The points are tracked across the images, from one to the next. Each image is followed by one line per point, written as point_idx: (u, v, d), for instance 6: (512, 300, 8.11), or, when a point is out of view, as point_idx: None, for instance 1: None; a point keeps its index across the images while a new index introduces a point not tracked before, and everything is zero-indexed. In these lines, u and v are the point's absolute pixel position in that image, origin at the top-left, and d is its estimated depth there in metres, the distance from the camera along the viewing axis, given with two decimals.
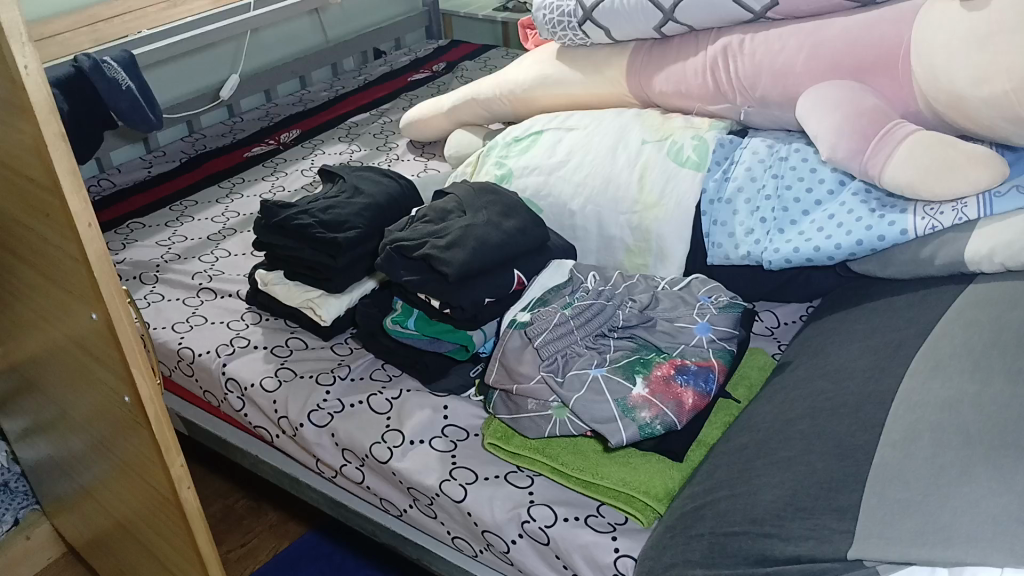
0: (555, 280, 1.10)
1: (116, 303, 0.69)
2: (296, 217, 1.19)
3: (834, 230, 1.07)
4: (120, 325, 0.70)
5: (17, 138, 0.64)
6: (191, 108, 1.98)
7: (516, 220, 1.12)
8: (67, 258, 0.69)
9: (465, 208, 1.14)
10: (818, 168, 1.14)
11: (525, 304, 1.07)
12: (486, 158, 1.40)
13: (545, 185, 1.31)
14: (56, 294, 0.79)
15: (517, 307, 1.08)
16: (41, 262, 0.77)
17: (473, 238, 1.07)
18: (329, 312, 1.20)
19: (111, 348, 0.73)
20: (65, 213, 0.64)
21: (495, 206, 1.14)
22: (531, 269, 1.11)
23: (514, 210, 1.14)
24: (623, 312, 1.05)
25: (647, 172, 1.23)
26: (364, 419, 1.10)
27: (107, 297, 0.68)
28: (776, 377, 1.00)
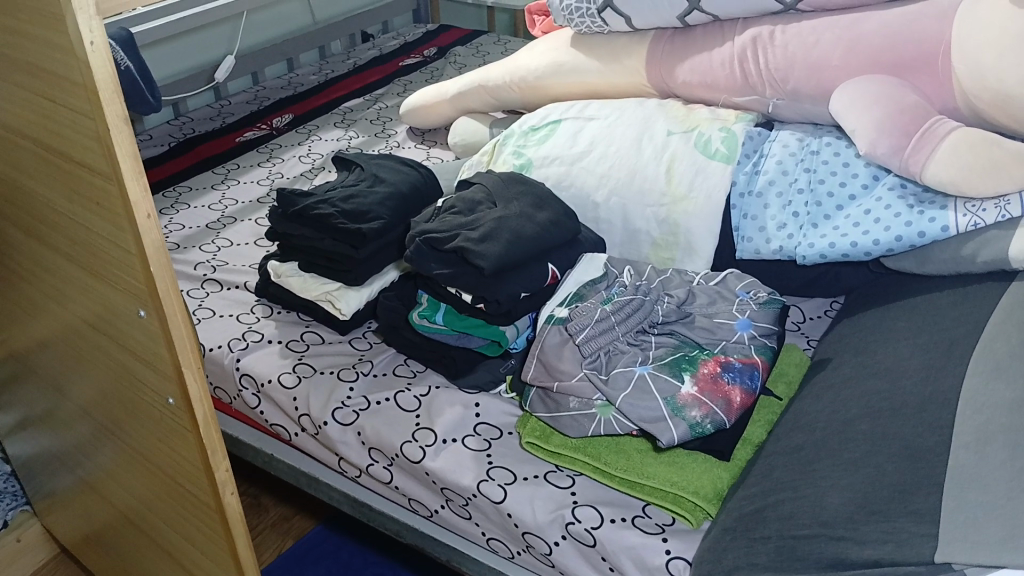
0: (590, 274, 1.06)
1: (171, 296, 0.64)
2: (315, 207, 1.15)
3: (871, 225, 1.06)
4: (173, 320, 0.66)
5: (71, 119, 0.59)
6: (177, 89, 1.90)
7: (549, 213, 1.08)
8: (117, 250, 0.65)
9: (495, 199, 1.10)
10: (851, 161, 1.13)
11: (562, 298, 1.04)
12: (503, 146, 1.36)
13: (567, 176, 1.28)
14: (92, 286, 0.74)
15: (554, 301, 1.04)
16: (78, 253, 0.72)
17: (508, 231, 1.04)
18: (349, 305, 1.16)
19: (159, 346, 0.69)
20: (124, 201, 0.59)
21: (527, 197, 1.10)
22: (564, 263, 1.08)
23: (546, 203, 1.10)
24: (662, 308, 1.03)
25: (675, 164, 1.21)
26: (392, 417, 1.06)
27: (161, 291, 0.64)
28: (818, 374, 0.99)
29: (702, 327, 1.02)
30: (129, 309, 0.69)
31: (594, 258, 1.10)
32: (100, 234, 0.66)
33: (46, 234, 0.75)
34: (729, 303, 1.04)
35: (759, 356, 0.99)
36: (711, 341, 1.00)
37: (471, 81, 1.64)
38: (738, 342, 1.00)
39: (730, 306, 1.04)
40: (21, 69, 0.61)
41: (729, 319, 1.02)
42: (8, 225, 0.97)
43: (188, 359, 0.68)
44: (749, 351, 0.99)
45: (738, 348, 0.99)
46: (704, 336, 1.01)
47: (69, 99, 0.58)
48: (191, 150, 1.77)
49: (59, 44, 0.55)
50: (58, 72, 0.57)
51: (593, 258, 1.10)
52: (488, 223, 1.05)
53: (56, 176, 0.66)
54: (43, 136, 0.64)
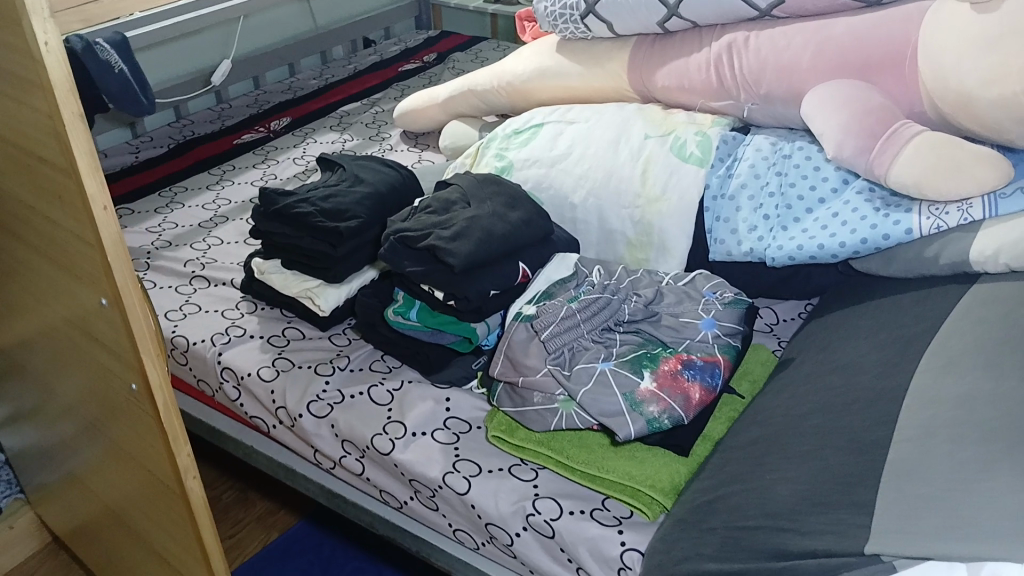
0: (560, 273, 1.09)
1: (130, 288, 0.67)
2: (296, 206, 1.18)
3: (838, 228, 1.08)
4: (132, 310, 0.68)
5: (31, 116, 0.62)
6: (178, 93, 1.95)
7: (522, 213, 1.11)
8: (78, 243, 0.67)
9: (469, 199, 1.13)
10: (822, 166, 1.14)
11: (531, 295, 1.06)
12: (486, 149, 1.39)
13: (546, 177, 1.30)
14: (62, 279, 0.76)
15: (524, 298, 1.06)
16: (48, 246, 0.74)
17: (479, 230, 1.06)
18: (328, 302, 1.20)
19: (120, 336, 0.71)
20: (80, 195, 0.62)
21: (500, 197, 1.13)
22: (536, 262, 1.11)
23: (520, 203, 1.13)
24: (629, 306, 1.05)
25: (651, 168, 1.23)
26: (365, 410, 1.09)
27: (119, 282, 0.66)
28: (780, 374, 1.01)
29: (668, 325, 1.04)
30: (93, 300, 0.72)
31: (566, 257, 1.13)
32: (64, 228, 0.69)
33: (20, 227, 0.78)
34: (695, 302, 1.06)
35: (722, 355, 1.01)
36: (675, 339, 1.02)
37: (461, 85, 1.67)
38: (700, 341, 1.02)
39: (695, 307, 1.06)
40: None
41: (695, 318, 1.04)
42: None
43: (147, 349, 0.71)
44: (711, 350, 1.01)
45: (701, 347, 1.01)
46: (669, 334, 1.03)
47: (30, 96, 0.61)
48: (189, 152, 1.81)
49: (18, 45, 0.58)
50: (19, 71, 0.60)
51: (564, 258, 1.12)
52: (460, 222, 1.08)
53: (24, 172, 0.69)
54: (10, 133, 0.67)
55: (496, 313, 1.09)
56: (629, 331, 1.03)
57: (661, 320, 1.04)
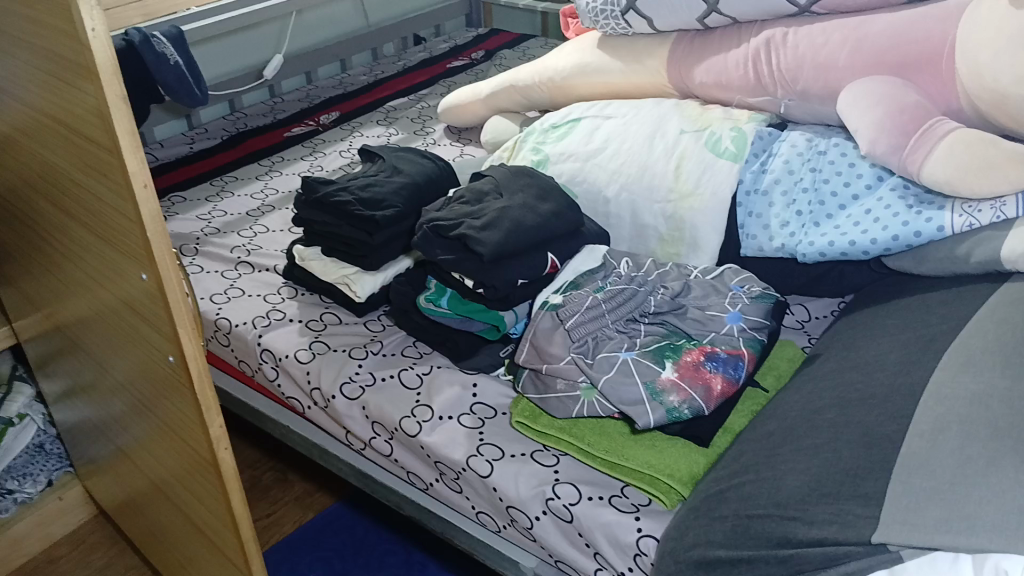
0: (588, 264, 1.10)
1: (167, 261, 0.72)
2: (335, 193, 1.22)
3: (870, 225, 1.07)
4: (169, 283, 0.73)
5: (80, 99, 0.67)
6: (233, 87, 2.01)
7: (552, 205, 1.13)
8: (121, 219, 0.72)
9: (502, 191, 1.15)
10: (857, 163, 1.14)
11: (558, 285, 1.08)
12: (524, 143, 1.41)
13: (581, 171, 1.32)
14: (107, 255, 0.82)
15: (551, 288, 1.08)
16: (95, 224, 0.80)
17: (509, 220, 1.08)
18: (363, 288, 1.23)
19: (158, 308, 0.76)
20: (123, 173, 0.67)
21: (531, 189, 1.15)
22: (565, 253, 1.12)
23: (551, 195, 1.15)
24: (655, 298, 1.06)
25: (684, 163, 1.24)
26: (395, 393, 1.12)
27: (157, 255, 0.71)
28: (805, 369, 1.01)
29: (693, 318, 1.04)
30: (135, 274, 0.76)
31: (595, 249, 1.14)
32: (109, 206, 0.73)
33: (71, 207, 0.84)
34: (722, 296, 1.07)
35: (746, 348, 1.01)
36: (699, 331, 1.03)
37: (503, 81, 1.69)
38: (725, 334, 1.02)
39: (721, 301, 1.06)
40: (41, 55, 0.69)
41: (720, 311, 1.05)
42: (50, 207, 1.07)
43: (182, 321, 0.75)
44: (735, 343, 1.01)
45: (725, 340, 1.02)
46: (694, 327, 1.03)
47: (79, 81, 0.65)
48: (241, 143, 1.87)
49: (68, 31, 0.63)
50: (69, 57, 0.65)
51: (594, 250, 1.14)
52: (491, 213, 1.10)
53: (74, 153, 0.74)
54: (62, 115, 0.72)
55: (525, 302, 1.11)
56: (654, 323, 1.04)
57: (687, 313, 1.05)
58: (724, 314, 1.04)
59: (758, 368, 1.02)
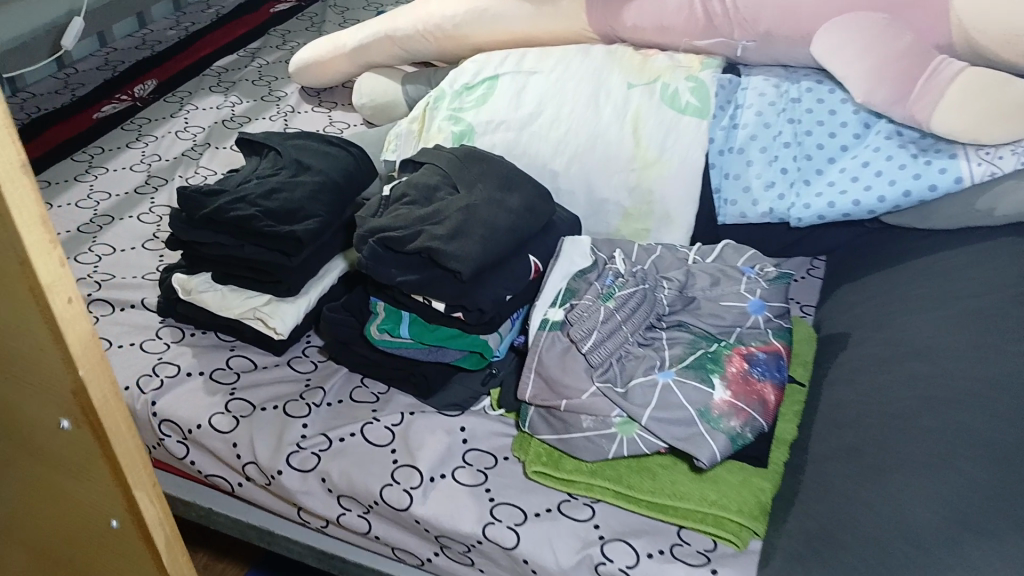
0: (577, 263, 0.92)
1: (105, 396, 0.49)
2: (229, 206, 0.94)
3: (871, 180, 0.96)
4: (111, 425, 0.51)
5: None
6: (9, 61, 1.57)
7: (521, 196, 0.93)
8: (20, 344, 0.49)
9: (454, 184, 0.94)
10: (838, 109, 1.02)
11: (552, 296, 0.89)
12: (435, 110, 1.18)
13: (517, 144, 1.12)
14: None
15: (544, 300, 0.89)
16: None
17: (481, 224, 0.88)
18: (284, 322, 0.97)
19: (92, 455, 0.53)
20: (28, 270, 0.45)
21: (488, 178, 0.94)
22: (545, 253, 0.93)
23: (514, 183, 0.94)
24: (665, 296, 0.90)
25: (642, 126, 1.08)
26: (362, 456, 0.89)
27: (89, 391, 0.49)
28: (839, 354, 0.90)
29: (712, 313, 0.90)
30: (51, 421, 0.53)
31: (576, 239, 0.96)
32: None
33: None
34: (734, 282, 0.92)
35: (779, 341, 0.88)
36: (724, 331, 0.89)
37: (376, 31, 1.42)
38: (752, 331, 0.89)
39: (736, 287, 0.92)
40: None
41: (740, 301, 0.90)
42: None
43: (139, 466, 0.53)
44: (766, 338, 0.88)
45: (753, 335, 0.89)
46: (715, 325, 0.89)
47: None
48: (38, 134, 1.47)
49: None
50: None
51: (574, 243, 0.94)
52: (455, 215, 0.89)
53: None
54: None
55: (509, 319, 0.91)
56: (673, 328, 0.88)
57: (702, 307, 0.90)
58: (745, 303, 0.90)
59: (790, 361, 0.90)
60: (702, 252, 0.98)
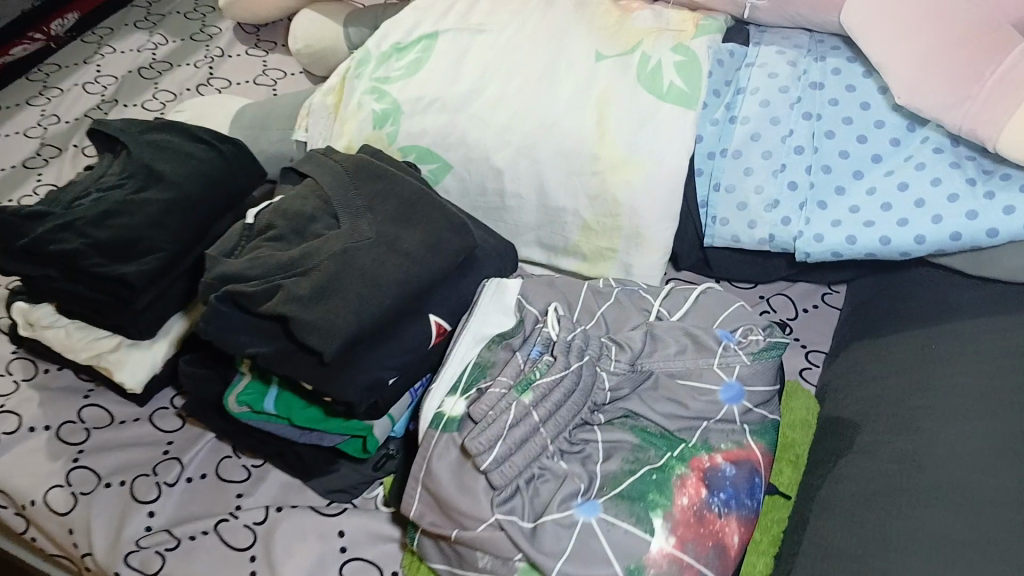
0: (497, 324, 0.69)
1: None
2: (52, 236, 0.72)
3: (908, 211, 0.70)
4: None
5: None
6: None
7: (426, 230, 0.68)
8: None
9: (336, 217, 0.69)
10: (871, 102, 0.75)
11: (455, 376, 0.66)
12: (357, 79, 0.93)
13: (452, 129, 0.86)
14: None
15: (444, 379, 0.66)
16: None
17: (357, 278, 0.64)
18: (133, 376, 0.77)
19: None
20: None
21: (382, 207, 0.70)
22: (454, 305, 0.70)
23: (419, 212, 0.70)
24: (608, 373, 0.67)
25: (611, 112, 0.81)
26: (217, 563, 0.69)
27: None
28: (839, 461, 0.67)
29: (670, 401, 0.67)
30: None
31: (502, 284, 0.72)
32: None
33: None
34: (707, 353, 0.68)
35: (756, 443, 0.66)
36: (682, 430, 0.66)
37: None
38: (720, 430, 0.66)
39: (708, 360, 0.68)
40: None
41: (710, 381, 0.67)
42: None
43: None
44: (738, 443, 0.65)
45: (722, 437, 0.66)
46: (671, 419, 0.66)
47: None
48: None
49: None
50: None
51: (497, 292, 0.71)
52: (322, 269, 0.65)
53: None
54: None
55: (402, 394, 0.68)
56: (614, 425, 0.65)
57: (659, 391, 0.68)
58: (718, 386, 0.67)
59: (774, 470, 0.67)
60: (672, 302, 0.73)
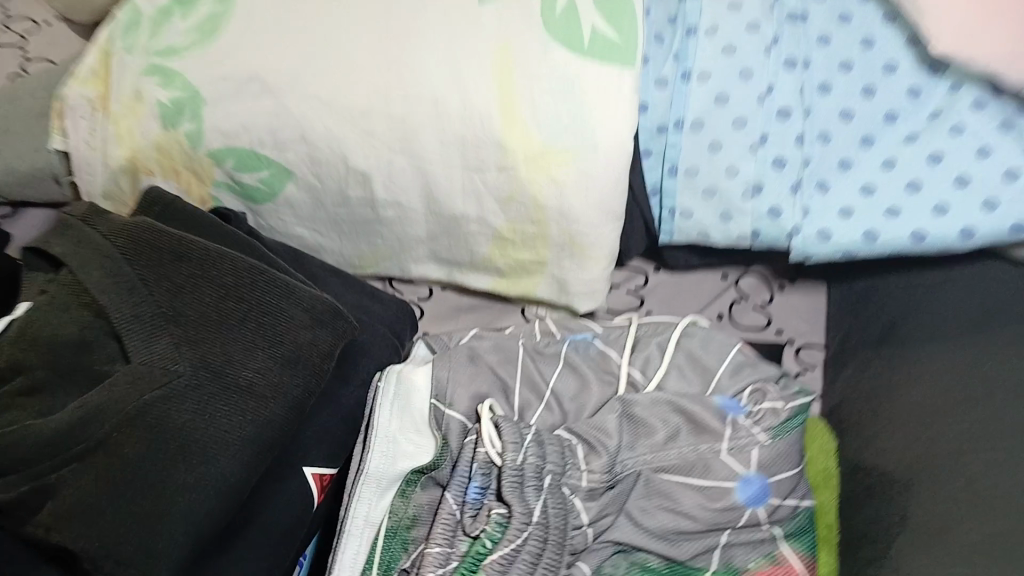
0: (412, 460, 0.47)
1: None
2: None
3: (946, 193, 0.52)
4: None
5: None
6: None
7: (286, 342, 0.44)
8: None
9: (130, 339, 0.43)
10: (874, 38, 0.56)
11: (364, 559, 0.44)
12: (119, 51, 0.61)
13: (284, 119, 0.59)
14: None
15: (347, 563, 0.44)
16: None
17: (195, 457, 0.41)
18: None
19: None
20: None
21: (203, 308, 0.44)
22: (335, 433, 0.46)
23: (271, 307, 0.45)
24: (583, 497, 0.47)
25: (517, 77, 0.56)
26: None
27: None
28: (888, 548, 0.50)
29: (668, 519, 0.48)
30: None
31: (404, 379, 0.49)
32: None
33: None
34: (710, 435, 0.49)
35: (795, 555, 0.48)
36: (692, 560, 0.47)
37: None
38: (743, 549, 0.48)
39: (715, 446, 0.49)
40: None
41: (721, 477, 0.48)
42: None
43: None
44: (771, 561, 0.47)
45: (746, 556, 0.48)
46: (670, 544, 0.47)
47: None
48: None
49: None
50: None
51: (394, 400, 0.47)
52: (128, 451, 0.40)
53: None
54: None
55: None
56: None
57: (652, 502, 0.48)
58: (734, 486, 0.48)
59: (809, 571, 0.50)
60: (644, 358, 0.53)
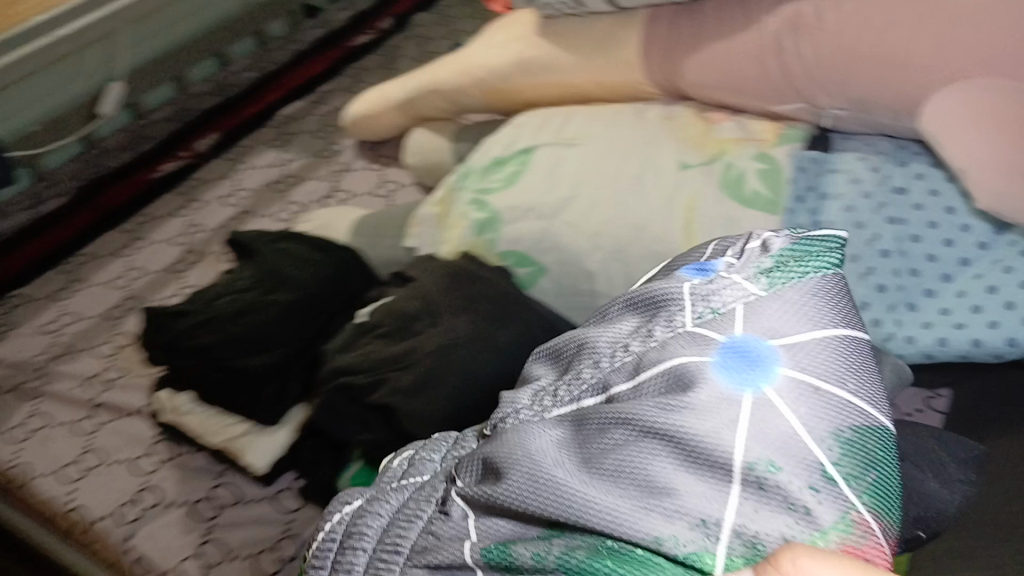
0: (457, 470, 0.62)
1: None
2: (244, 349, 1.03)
3: (1000, 314, 0.77)
4: None
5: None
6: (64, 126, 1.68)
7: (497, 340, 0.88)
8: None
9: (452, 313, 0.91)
10: (955, 206, 0.83)
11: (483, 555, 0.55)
12: (458, 192, 1.08)
13: (545, 233, 0.99)
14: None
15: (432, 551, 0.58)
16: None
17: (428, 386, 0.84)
18: (259, 459, 1.06)
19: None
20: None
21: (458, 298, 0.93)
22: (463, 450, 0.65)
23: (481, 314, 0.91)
24: (551, 462, 0.56)
25: (695, 214, 0.91)
26: None
27: None
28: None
29: (623, 464, 0.54)
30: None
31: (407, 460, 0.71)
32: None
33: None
34: (673, 311, 0.59)
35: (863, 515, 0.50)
36: (648, 534, 0.51)
37: (420, 80, 1.27)
38: (787, 492, 0.50)
39: (677, 323, 0.58)
40: None
41: (678, 350, 0.57)
42: None
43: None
44: (809, 503, 0.49)
45: (774, 499, 0.50)
46: (630, 500, 0.52)
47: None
48: (90, 201, 1.52)
49: None
50: None
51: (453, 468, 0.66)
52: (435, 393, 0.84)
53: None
54: None
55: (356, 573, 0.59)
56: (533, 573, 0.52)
57: (611, 455, 0.55)
58: (707, 387, 0.53)
59: (888, 529, 0.52)
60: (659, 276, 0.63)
